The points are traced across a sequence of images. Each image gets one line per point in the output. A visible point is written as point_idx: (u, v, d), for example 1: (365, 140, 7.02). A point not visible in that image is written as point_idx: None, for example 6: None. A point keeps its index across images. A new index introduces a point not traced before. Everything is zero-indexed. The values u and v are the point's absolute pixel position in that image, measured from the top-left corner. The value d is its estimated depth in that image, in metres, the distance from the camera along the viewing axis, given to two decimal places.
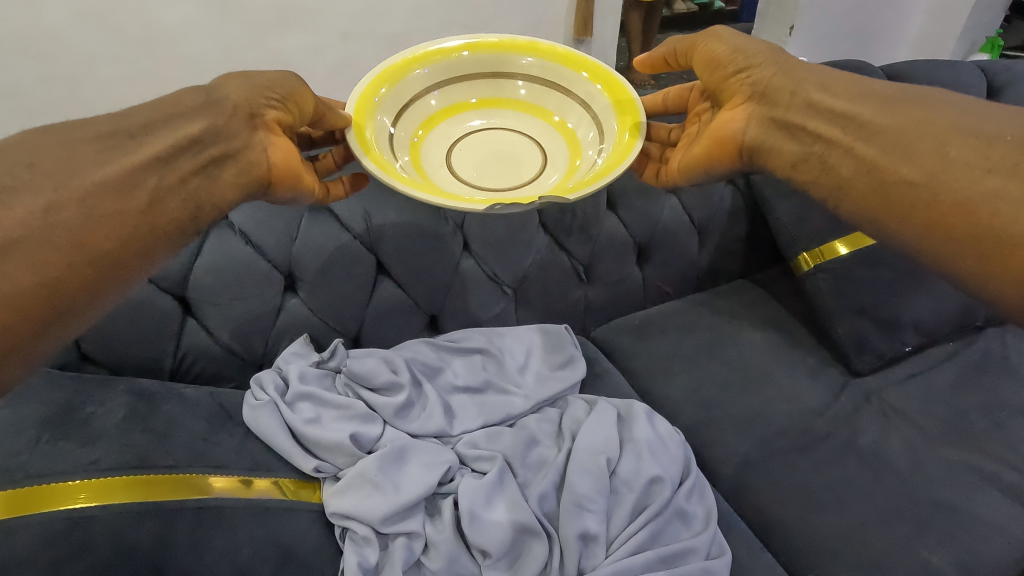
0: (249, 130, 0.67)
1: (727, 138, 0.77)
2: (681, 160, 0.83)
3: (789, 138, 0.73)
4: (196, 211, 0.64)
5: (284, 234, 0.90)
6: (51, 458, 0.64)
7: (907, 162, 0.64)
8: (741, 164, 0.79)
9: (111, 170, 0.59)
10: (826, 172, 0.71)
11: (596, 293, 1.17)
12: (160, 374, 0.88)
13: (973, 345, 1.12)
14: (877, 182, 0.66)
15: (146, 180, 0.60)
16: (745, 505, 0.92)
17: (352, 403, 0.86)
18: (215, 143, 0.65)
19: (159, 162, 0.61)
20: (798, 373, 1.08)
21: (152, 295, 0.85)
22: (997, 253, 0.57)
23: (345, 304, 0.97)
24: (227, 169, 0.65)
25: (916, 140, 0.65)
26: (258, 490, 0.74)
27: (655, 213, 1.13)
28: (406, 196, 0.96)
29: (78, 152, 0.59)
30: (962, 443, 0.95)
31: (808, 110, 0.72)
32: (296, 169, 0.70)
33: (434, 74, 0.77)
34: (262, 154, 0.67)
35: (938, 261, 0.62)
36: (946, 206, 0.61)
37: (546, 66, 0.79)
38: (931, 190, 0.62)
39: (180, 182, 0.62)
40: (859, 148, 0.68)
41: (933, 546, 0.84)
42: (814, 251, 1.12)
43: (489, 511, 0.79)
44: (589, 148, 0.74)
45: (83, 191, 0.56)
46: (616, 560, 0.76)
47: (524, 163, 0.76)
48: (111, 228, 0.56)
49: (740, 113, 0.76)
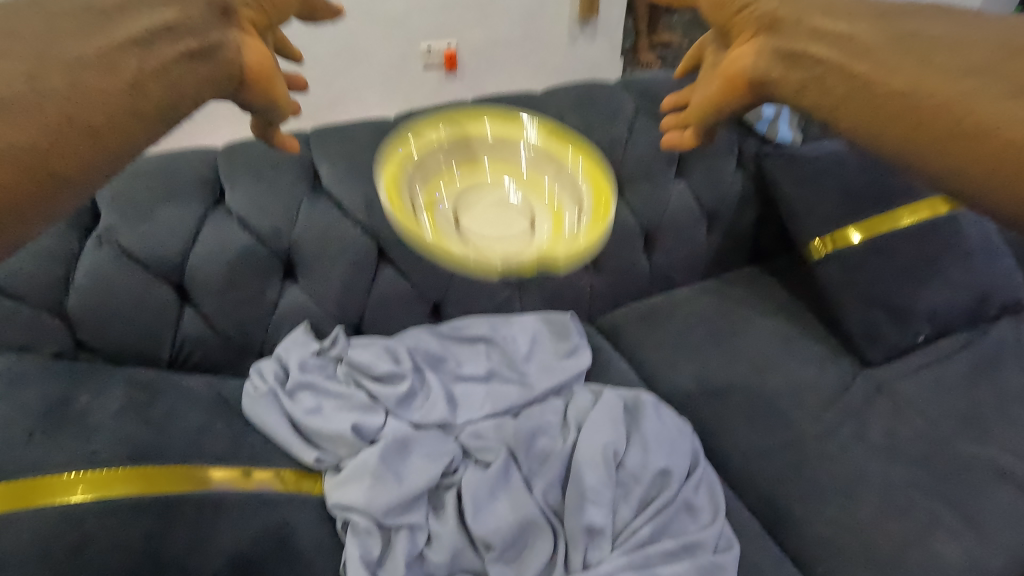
0: (222, 26, 0.62)
1: (738, 74, 0.70)
2: (699, 102, 0.76)
3: (792, 65, 0.65)
4: (177, 100, 0.55)
5: (284, 220, 0.88)
6: (46, 449, 0.63)
7: (894, 73, 0.56)
8: (754, 102, 0.72)
9: (91, 45, 0.50)
10: (823, 92, 0.62)
11: (603, 281, 1.14)
12: (157, 363, 0.86)
13: (988, 335, 1.10)
14: (868, 98, 0.57)
15: (126, 59, 0.51)
16: (755, 498, 0.90)
17: (353, 394, 0.85)
18: (190, 36, 0.57)
19: (136, 43, 0.53)
20: (808, 363, 1.06)
21: (149, 283, 0.83)
22: (990, 155, 0.47)
23: (347, 291, 0.94)
24: (202, 64, 0.57)
25: (908, 53, 0.57)
26: (258, 482, 0.73)
27: (662, 200, 1.11)
28: (408, 182, 0.93)
29: (50, 23, 0.50)
30: (975, 436, 0.94)
31: (813, 34, 0.64)
32: (266, 72, 0.64)
33: (449, 200, 0.92)
34: (235, 53, 0.61)
35: (931, 173, 0.52)
36: (929, 113, 0.52)
37: (544, 149, 0.98)
38: (923, 96, 0.53)
39: (162, 67, 0.54)
40: (854, 65, 0.59)
41: (946, 540, 0.82)
42: (827, 238, 1.10)
43: (492, 505, 0.78)
44: (573, 216, 0.92)
45: (62, 60, 0.47)
46: (622, 554, 0.74)
47: (519, 231, 0.88)
48: (94, 97, 0.47)
49: (750, 48, 0.69)
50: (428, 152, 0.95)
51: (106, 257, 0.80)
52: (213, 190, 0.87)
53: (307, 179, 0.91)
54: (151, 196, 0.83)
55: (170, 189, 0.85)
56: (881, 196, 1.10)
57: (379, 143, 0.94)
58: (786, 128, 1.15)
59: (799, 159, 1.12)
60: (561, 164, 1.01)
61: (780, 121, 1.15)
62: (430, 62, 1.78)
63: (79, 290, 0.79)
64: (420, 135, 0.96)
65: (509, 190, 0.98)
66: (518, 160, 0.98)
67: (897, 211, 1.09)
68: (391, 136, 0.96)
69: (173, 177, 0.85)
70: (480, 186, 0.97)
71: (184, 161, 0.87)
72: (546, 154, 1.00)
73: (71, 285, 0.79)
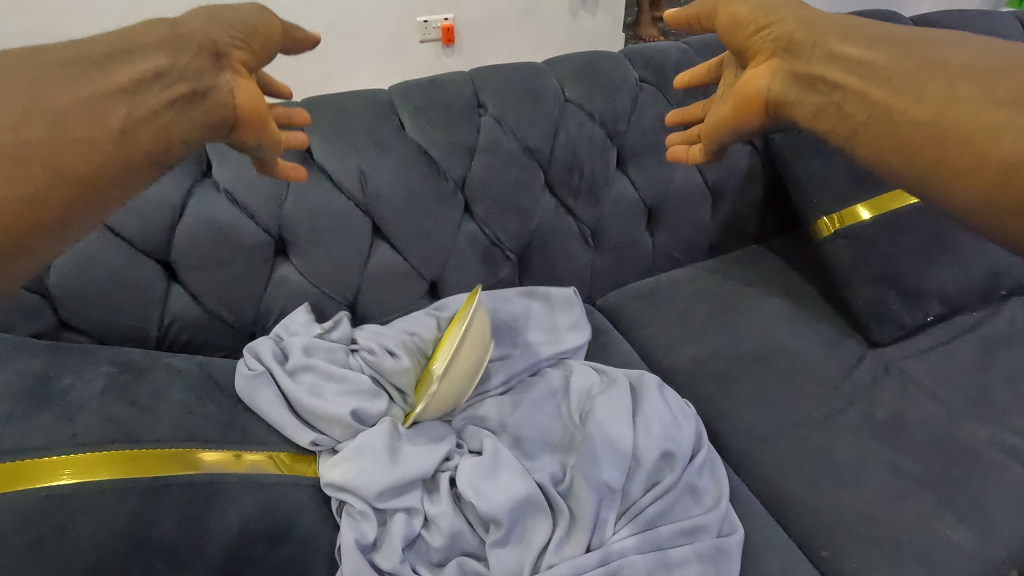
0: (214, 70, 0.62)
1: (752, 96, 0.73)
2: (711, 121, 0.79)
3: (808, 89, 0.68)
4: (168, 146, 0.57)
5: (274, 194, 0.84)
6: (26, 431, 0.60)
7: (917, 102, 0.58)
8: (769, 121, 0.74)
9: (78, 95, 0.53)
10: (841, 120, 0.65)
11: (603, 259, 1.12)
12: (145, 343, 0.84)
13: (999, 314, 1.07)
14: (888, 126, 0.60)
15: (114, 109, 0.54)
16: (758, 480, 0.89)
17: (355, 376, 0.82)
18: (181, 79, 0.59)
19: (126, 91, 0.55)
20: (813, 343, 1.04)
21: (135, 260, 0.80)
22: (1002, 192, 0.51)
23: (341, 269, 0.91)
24: (196, 107, 0.60)
25: (929, 80, 0.58)
26: (250, 464, 0.70)
27: (666, 176, 1.08)
28: (404, 154, 0.90)
29: (45, 73, 0.53)
30: (985, 417, 0.92)
31: (829, 60, 0.66)
32: (261, 113, 0.66)
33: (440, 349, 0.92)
34: (229, 95, 0.63)
35: (942, 199, 0.56)
36: (954, 144, 0.54)
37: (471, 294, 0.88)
38: (938, 128, 0.56)
39: (151, 115, 0.56)
40: (874, 93, 0.61)
41: (954, 523, 0.80)
42: (834, 216, 1.06)
43: (491, 484, 0.74)
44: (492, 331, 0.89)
45: (48, 114, 0.50)
46: (624, 536, 0.73)
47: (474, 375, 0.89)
48: (78, 152, 0.51)
49: (764, 71, 0.72)
50: (424, 123, 0.91)
51: (87, 232, 0.77)
52: (199, 162, 0.82)
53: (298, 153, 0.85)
54: None
55: None
56: None
57: (373, 113, 0.90)
58: None
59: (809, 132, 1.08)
60: (563, 136, 0.97)
61: None
62: (426, 35, 1.72)
63: (60, 267, 0.76)
64: (416, 105, 0.92)
65: (509, 163, 0.95)
66: (518, 133, 0.95)
67: None
68: (386, 106, 0.92)
69: None
70: (478, 160, 0.94)
71: None
72: (547, 126, 0.96)
73: (51, 261, 0.76)
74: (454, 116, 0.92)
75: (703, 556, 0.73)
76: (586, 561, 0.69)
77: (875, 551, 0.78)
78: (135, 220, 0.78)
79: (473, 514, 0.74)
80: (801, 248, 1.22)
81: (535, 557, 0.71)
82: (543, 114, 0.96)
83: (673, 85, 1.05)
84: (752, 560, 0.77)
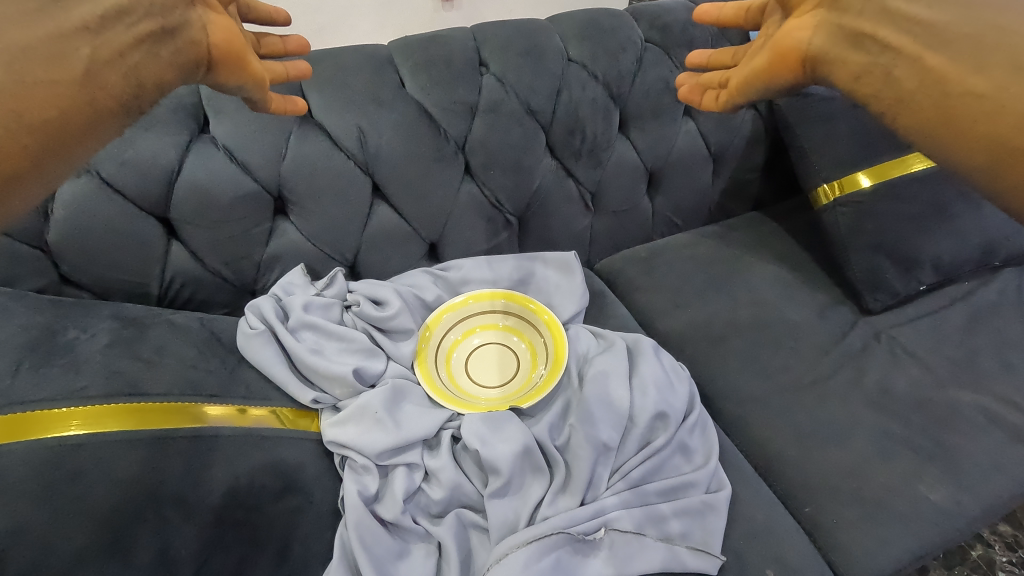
0: (185, 6, 0.63)
1: (790, 48, 0.70)
2: (743, 76, 0.77)
3: (855, 47, 0.64)
4: (138, 89, 0.57)
5: (271, 150, 0.83)
6: (34, 383, 0.61)
7: (975, 73, 0.54)
8: (804, 80, 0.72)
9: (37, 33, 0.50)
10: (887, 84, 0.61)
11: (602, 222, 1.12)
12: (147, 299, 0.85)
13: (990, 284, 1.09)
14: (938, 97, 0.56)
15: (77, 50, 0.52)
16: (747, 439, 0.91)
17: (356, 336, 0.84)
18: (149, 17, 0.59)
19: (90, 29, 0.54)
20: (806, 310, 1.06)
21: (134, 217, 0.80)
22: None
23: (342, 229, 0.91)
24: (166, 47, 0.60)
25: (987, 46, 0.54)
26: (254, 419, 0.72)
27: (668, 139, 1.07)
28: (404, 113, 0.89)
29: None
30: (969, 383, 0.94)
31: (880, 15, 0.63)
32: (234, 49, 0.66)
33: (462, 332, 0.95)
34: (201, 33, 0.64)
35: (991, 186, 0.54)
36: (1010, 122, 0.51)
37: (496, 354, 0.94)
38: (997, 103, 0.52)
39: (117, 56, 0.55)
40: (926, 57, 0.58)
41: (932, 482, 0.84)
42: (835, 182, 1.06)
43: (496, 435, 0.77)
44: (522, 332, 0.95)
45: (7, 50, 0.48)
46: (616, 493, 0.76)
47: (510, 363, 0.93)
48: (43, 95, 0.49)
49: (808, 20, 0.69)
50: (425, 80, 0.89)
51: (84, 186, 0.76)
52: (196, 117, 0.81)
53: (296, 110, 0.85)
54: None
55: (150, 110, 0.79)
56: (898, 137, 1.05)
57: (373, 70, 0.88)
58: None
59: (813, 97, 1.07)
60: (565, 97, 0.96)
61: None
62: None
63: (59, 221, 0.76)
64: (416, 62, 0.90)
65: (510, 124, 0.94)
66: (520, 93, 0.93)
67: (909, 157, 1.04)
68: (386, 62, 0.90)
69: None
70: (479, 120, 0.92)
71: None
72: (550, 87, 0.95)
73: (50, 215, 0.75)
74: (455, 73, 0.91)
75: (690, 510, 0.76)
76: (580, 513, 0.72)
77: (856, 507, 0.82)
78: (132, 176, 0.77)
79: (471, 469, 0.77)
80: (799, 215, 1.22)
81: (530, 511, 0.73)
82: (546, 74, 0.94)
83: (679, 45, 1.03)
84: (738, 514, 0.81)
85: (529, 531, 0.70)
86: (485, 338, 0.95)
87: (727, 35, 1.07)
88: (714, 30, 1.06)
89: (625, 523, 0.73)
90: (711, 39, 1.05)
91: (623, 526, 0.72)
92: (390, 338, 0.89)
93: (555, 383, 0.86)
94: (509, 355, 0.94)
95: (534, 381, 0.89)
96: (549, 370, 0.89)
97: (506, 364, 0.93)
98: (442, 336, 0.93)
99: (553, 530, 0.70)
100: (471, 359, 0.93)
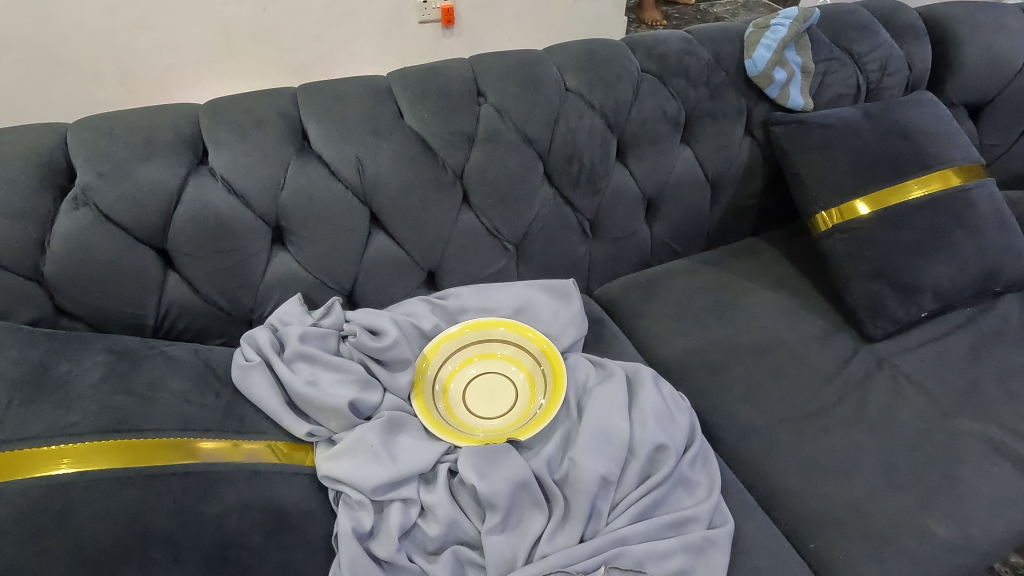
0: None
1: None
2: None
3: None
4: None
5: (270, 181, 0.83)
6: (24, 421, 0.61)
7: None
8: None
9: None
10: None
11: (601, 249, 1.13)
12: (142, 330, 0.85)
13: (992, 311, 1.08)
14: None
15: None
16: (748, 471, 0.90)
17: (353, 367, 0.82)
18: None
19: None
20: (807, 338, 1.05)
21: (132, 248, 0.80)
22: None
23: (340, 258, 0.91)
24: None
25: None
26: (248, 453, 0.71)
27: (665, 165, 1.08)
28: (402, 141, 0.89)
29: None
30: (973, 413, 0.93)
31: None
32: None
33: (457, 365, 0.93)
34: None
35: None
36: None
37: (491, 385, 0.93)
38: None
39: None
40: None
41: (939, 516, 0.81)
42: (833, 210, 1.06)
43: (495, 469, 0.75)
44: (518, 359, 0.94)
45: None
46: (617, 528, 0.74)
47: (506, 394, 0.91)
48: None
49: None
50: (423, 111, 0.90)
51: (81, 219, 0.76)
52: (195, 149, 0.82)
53: (295, 140, 0.86)
54: (128, 154, 0.78)
55: (151, 143, 0.80)
56: (894, 165, 1.05)
57: (371, 101, 0.89)
58: (798, 93, 1.10)
59: (809, 124, 1.08)
60: (563, 126, 0.97)
61: (792, 85, 1.09)
62: (426, 15, 1.79)
63: (56, 254, 0.76)
64: (414, 93, 0.91)
65: (509, 152, 0.94)
66: (518, 123, 0.94)
67: (906, 183, 1.05)
68: (385, 93, 0.91)
69: (152, 136, 0.80)
70: (476, 149, 0.93)
71: (166, 120, 0.82)
72: (548, 116, 0.95)
73: (47, 248, 0.75)
74: (454, 104, 0.91)
75: (692, 546, 0.73)
76: (580, 551, 0.70)
77: (860, 542, 0.80)
78: (130, 207, 0.77)
79: (468, 503, 0.75)
80: (797, 242, 1.22)
81: (529, 547, 0.72)
82: (543, 103, 0.95)
83: (675, 73, 1.05)
84: (741, 550, 0.79)
85: (528, 569, 0.68)
86: (479, 369, 0.94)
87: (723, 64, 1.08)
88: (709, 59, 1.07)
89: (627, 560, 0.71)
90: (707, 67, 1.07)
91: (624, 563, 0.70)
92: (388, 369, 0.87)
93: (553, 415, 0.86)
94: (506, 385, 0.92)
95: (532, 412, 0.88)
96: (552, 400, 0.88)
97: (503, 395, 0.92)
98: (439, 367, 0.92)
99: (552, 569, 0.68)
100: (467, 391, 0.92)
